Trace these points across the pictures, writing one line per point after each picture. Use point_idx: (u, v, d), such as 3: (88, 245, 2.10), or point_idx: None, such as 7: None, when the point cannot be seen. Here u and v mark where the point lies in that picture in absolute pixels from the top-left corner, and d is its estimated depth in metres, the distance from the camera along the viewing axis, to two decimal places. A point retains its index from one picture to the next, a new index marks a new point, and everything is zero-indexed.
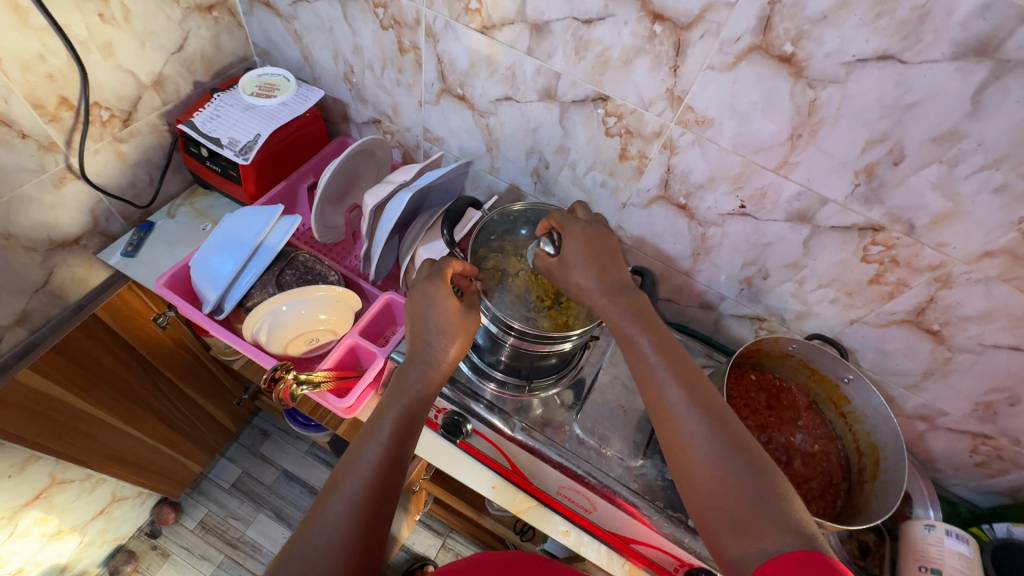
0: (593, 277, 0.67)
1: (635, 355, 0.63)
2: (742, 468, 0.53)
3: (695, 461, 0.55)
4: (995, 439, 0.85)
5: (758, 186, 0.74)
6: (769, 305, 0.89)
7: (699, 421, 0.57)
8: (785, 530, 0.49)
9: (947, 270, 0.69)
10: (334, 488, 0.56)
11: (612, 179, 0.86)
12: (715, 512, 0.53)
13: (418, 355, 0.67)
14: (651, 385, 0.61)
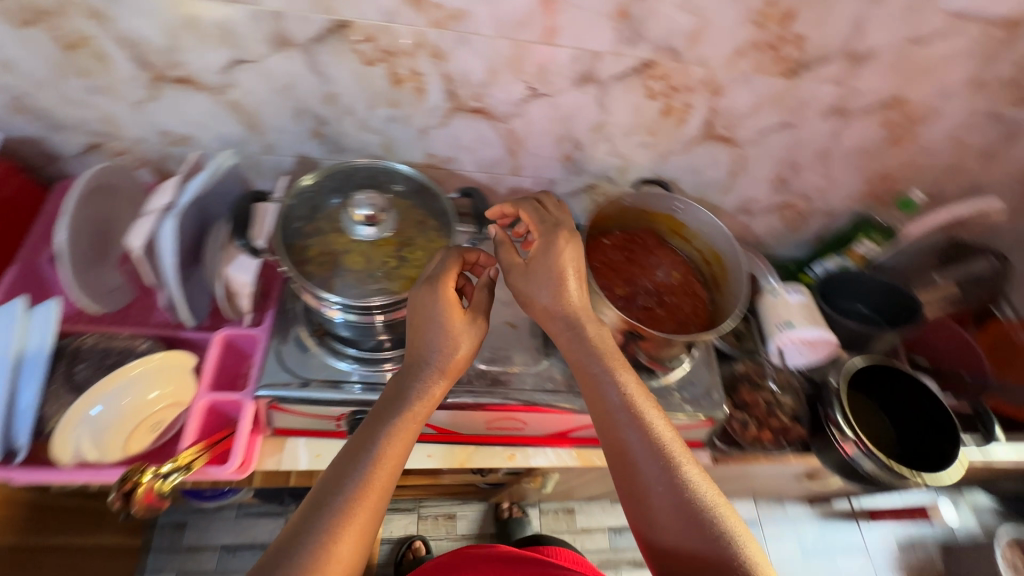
0: (558, 293, 0.69)
1: (596, 395, 0.67)
2: (689, 521, 0.58)
3: (650, 501, 0.60)
4: (793, 202, 1.02)
5: (537, 62, 0.72)
6: (594, 172, 0.92)
7: (653, 455, 0.61)
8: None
9: (715, 80, 0.75)
10: (317, 507, 0.56)
11: (398, 110, 0.78)
12: (673, 559, 0.58)
13: (414, 371, 0.67)
14: (611, 427, 0.65)
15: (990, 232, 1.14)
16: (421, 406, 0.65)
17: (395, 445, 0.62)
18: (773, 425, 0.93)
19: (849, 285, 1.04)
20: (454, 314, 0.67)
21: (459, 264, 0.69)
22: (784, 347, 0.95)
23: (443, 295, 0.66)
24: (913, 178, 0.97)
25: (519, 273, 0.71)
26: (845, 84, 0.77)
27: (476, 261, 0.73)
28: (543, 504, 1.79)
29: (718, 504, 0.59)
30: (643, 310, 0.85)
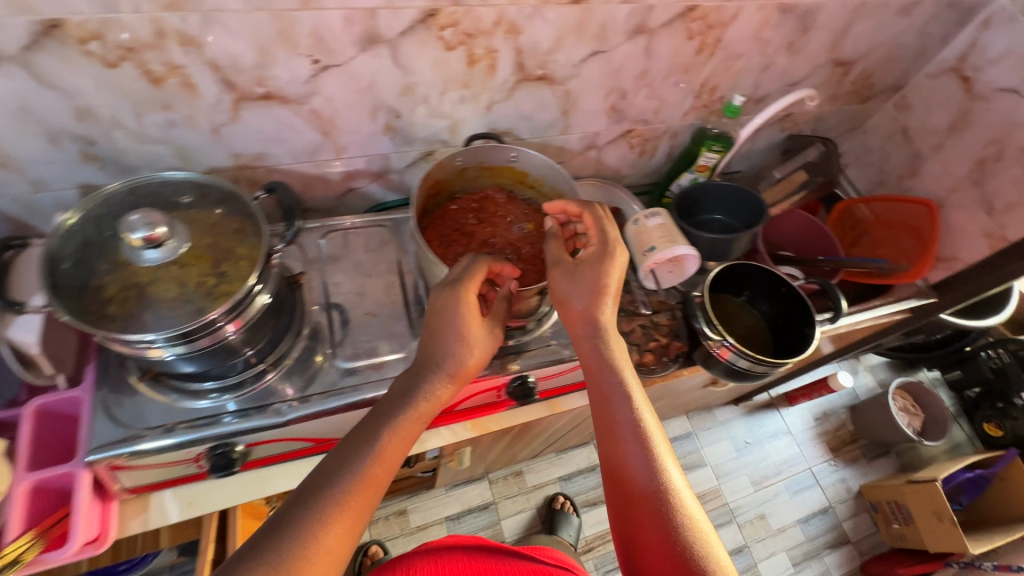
0: (597, 308, 0.71)
1: (604, 399, 0.68)
2: (661, 511, 0.59)
3: (639, 506, 0.60)
4: (634, 128, 1.03)
5: (309, 32, 0.65)
6: (424, 138, 0.88)
7: (633, 435, 0.64)
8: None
9: (508, 19, 0.72)
10: (309, 496, 0.54)
11: (174, 112, 0.69)
12: (640, 544, 0.59)
13: (423, 371, 0.67)
14: (613, 432, 0.66)
15: (818, 120, 1.22)
16: (426, 407, 0.65)
17: (393, 452, 0.61)
18: (654, 346, 0.97)
19: (703, 199, 1.09)
20: (471, 318, 0.69)
21: (484, 271, 0.72)
22: (654, 270, 0.97)
23: (464, 302, 0.68)
24: (734, 83, 1.00)
25: (559, 274, 0.75)
26: (637, 1, 0.76)
27: (500, 271, 0.74)
28: (492, 474, 1.81)
29: (686, 502, 0.60)
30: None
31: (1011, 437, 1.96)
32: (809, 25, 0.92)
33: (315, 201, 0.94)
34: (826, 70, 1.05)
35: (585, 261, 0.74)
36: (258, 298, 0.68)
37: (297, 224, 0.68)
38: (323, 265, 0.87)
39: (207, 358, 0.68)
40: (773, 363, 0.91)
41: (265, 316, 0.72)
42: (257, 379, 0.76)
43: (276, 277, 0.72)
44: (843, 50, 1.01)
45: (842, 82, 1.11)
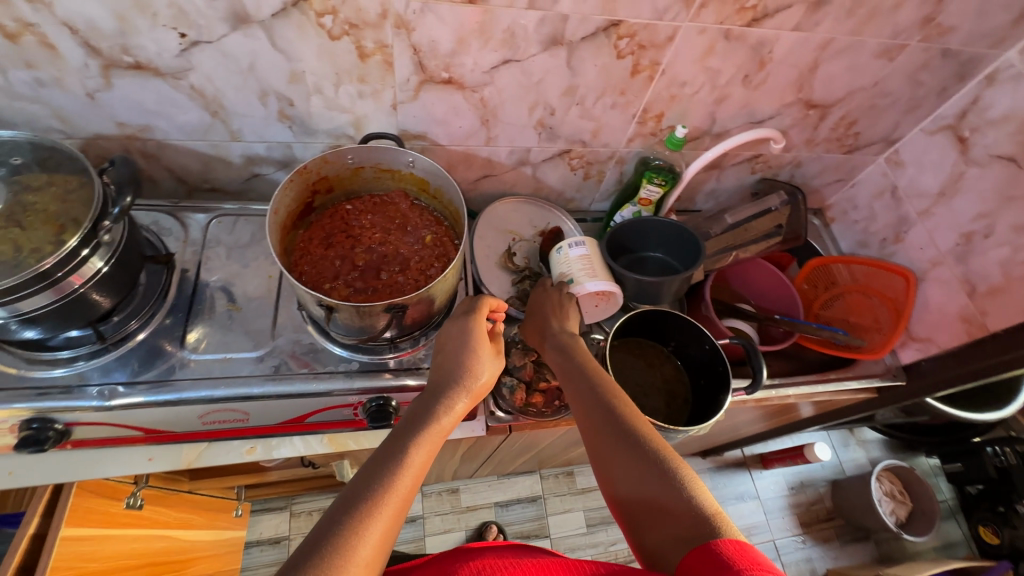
0: (553, 325, 0.82)
1: (571, 375, 0.72)
2: (644, 459, 0.57)
3: (609, 451, 0.60)
4: (572, 148, 0.95)
5: (168, 2, 0.62)
6: (326, 130, 0.83)
7: (597, 406, 0.65)
8: (685, 517, 0.51)
9: (394, 12, 0.67)
10: (347, 508, 0.51)
11: (39, 72, 0.67)
12: (629, 507, 0.56)
13: (442, 390, 0.67)
14: (580, 398, 0.68)
15: (796, 166, 1.10)
16: (446, 423, 0.64)
17: (422, 454, 0.59)
18: (546, 388, 0.88)
19: (641, 233, 1.00)
20: (483, 341, 0.72)
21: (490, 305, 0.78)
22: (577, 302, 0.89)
23: (474, 324, 0.73)
24: (682, 113, 0.91)
25: (531, 314, 0.87)
26: (545, 8, 0.69)
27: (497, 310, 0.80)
28: (426, 487, 1.75)
29: (663, 443, 0.59)
30: (381, 275, 0.78)
31: (1007, 549, 1.74)
32: (765, 58, 0.82)
33: (219, 182, 0.90)
34: (796, 111, 0.94)
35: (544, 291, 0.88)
36: (88, 264, 0.66)
37: (125, 200, 0.65)
38: (203, 249, 0.86)
39: (35, 325, 0.67)
40: (672, 429, 0.82)
41: (104, 286, 0.70)
42: (94, 356, 0.74)
43: (119, 247, 0.70)
44: (814, 91, 0.90)
45: (818, 127, 0.99)
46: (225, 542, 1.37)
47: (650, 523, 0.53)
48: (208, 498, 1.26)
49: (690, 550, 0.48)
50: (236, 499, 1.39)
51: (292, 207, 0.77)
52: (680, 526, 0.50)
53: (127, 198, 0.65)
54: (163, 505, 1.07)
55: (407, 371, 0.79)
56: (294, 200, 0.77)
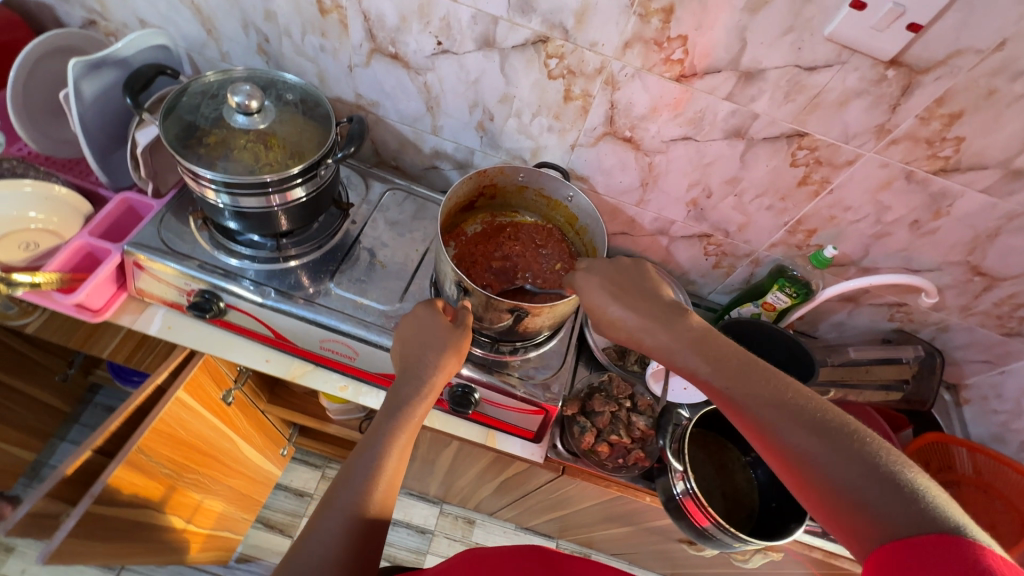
0: (665, 317, 0.64)
1: (701, 378, 0.60)
2: (850, 458, 0.48)
3: (802, 466, 0.50)
4: (714, 235, 0.99)
5: (442, 16, 0.77)
6: (508, 148, 0.95)
7: (759, 399, 0.54)
8: (913, 517, 0.43)
9: (609, 70, 0.77)
10: (331, 501, 0.60)
11: (327, 41, 0.86)
12: (840, 516, 0.47)
13: (410, 371, 0.70)
14: (729, 405, 0.56)
15: (941, 329, 1.03)
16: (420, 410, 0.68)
17: (398, 441, 0.65)
18: (614, 442, 0.90)
19: (755, 334, 0.99)
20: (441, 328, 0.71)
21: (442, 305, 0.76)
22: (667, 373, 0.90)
23: (433, 317, 0.72)
24: (835, 236, 0.91)
25: (589, 298, 0.69)
26: (740, 103, 0.76)
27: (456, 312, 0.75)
28: (446, 506, 1.74)
29: (872, 438, 0.49)
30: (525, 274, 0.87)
31: None
32: (942, 210, 0.81)
33: (403, 163, 1.05)
34: (959, 272, 0.91)
35: (613, 265, 0.70)
36: (297, 189, 0.80)
37: (348, 150, 0.79)
38: (373, 210, 0.99)
39: (240, 218, 0.81)
40: (733, 534, 0.80)
41: (298, 210, 0.84)
42: (266, 262, 0.88)
43: (322, 184, 0.84)
44: (986, 259, 0.87)
45: (979, 297, 0.94)
46: (267, 476, 1.44)
47: (859, 526, 0.45)
48: (273, 426, 1.37)
49: (907, 557, 0.41)
50: (287, 439, 1.48)
51: (460, 197, 0.88)
52: (897, 531, 0.43)
53: (350, 149, 0.79)
54: (250, 416, 1.22)
55: (497, 371, 0.84)
56: (463, 193, 0.88)
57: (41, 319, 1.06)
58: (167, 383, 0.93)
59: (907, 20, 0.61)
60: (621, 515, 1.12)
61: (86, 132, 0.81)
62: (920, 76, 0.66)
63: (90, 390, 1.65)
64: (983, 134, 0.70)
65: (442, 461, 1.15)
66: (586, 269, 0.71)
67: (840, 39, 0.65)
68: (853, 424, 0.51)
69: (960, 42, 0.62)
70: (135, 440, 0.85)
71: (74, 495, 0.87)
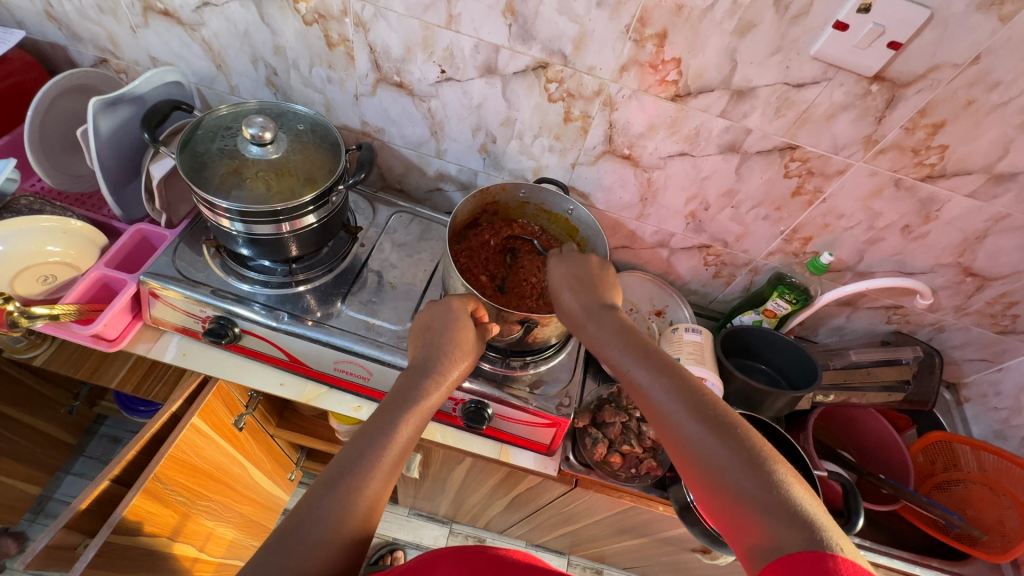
0: (602, 308, 0.68)
1: (621, 373, 0.63)
2: (744, 465, 0.53)
3: (696, 462, 0.55)
4: (713, 246, 1.02)
5: (445, 46, 0.81)
6: (511, 169, 0.98)
7: (667, 397, 0.58)
8: (791, 528, 0.48)
9: (607, 93, 0.80)
10: (333, 485, 0.56)
11: (334, 72, 0.89)
12: (721, 509, 0.53)
13: (427, 364, 0.68)
14: (643, 397, 0.60)
15: (938, 330, 1.06)
16: (429, 404, 0.66)
17: (409, 427, 0.63)
18: (626, 452, 0.92)
19: (756, 341, 1.01)
20: (463, 329, 0.72)
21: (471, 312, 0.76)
22: None
23: (457, 315, 0.73)
24: (831, 243, 0.94)
25: (555, 285, 0.74)
26: (734, 119, 0.79)
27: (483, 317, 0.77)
28: (456, 525, 1.73)
29: (765, 446, 0.54)
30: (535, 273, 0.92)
31: None
32: (932, 215, 0.84)
33: (408, 186, 1.08)
34: (952, 274, 0.93)
35: (583, 262, 0.75)
36: (307, 216, 0.82)
37: (359, 177, 0.81)
38: (380, 233, 1.02)
39: (254, 244, 0.83)
40: None
41: (309, 235, 0.86)
42: (277, 286, 0.90)
43: (332, 209, 0.86)
44: (976, 260, 0.90)
45: (972, 297, 0.97)
46: (275, 502, 1.43)
47: (739, 526, 0.51)
48: (282, 451, 1.37)
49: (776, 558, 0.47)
50: (295, 463, 1.47)
51: (464, 216, 0.91)
52: (771, 537, 0.48)
53: (361, 176, 0.82)
54: (260, 442, 1.22)
55: (507, 386, 0.86)
56: (468, 207, 0.91)
57: (49, 353, 1.06)
58: (180, 411, 0.95)
59: (888, 39, 0.64)
60: (634, 526, 1.12)
61: (103, 167, 0.84)
62: (903, 90, 0.70)
63: (95, 421, 1.64)
64: (966, 142, 0.73)
65: (454, 478, 1.16)
66: (560, 259, 0.76)
67: (826, 57, 0.68)
68: (750, 430, 0.56)
69: (938, 58, 0.66)
70: (152, 467, 0.86)
71: (93, 525, 0.87)
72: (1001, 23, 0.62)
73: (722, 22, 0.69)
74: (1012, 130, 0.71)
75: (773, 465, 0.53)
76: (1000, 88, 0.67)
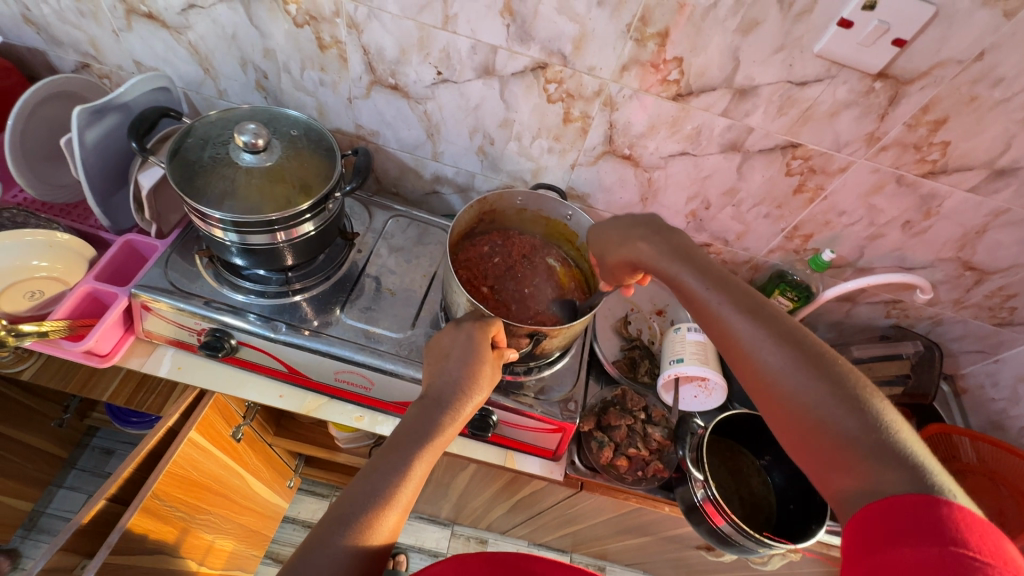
0: (665, 243, 0.68)
1: (700, 307, 0.62)
2: (839, 402, 0.50)
3: (783, 396, 0.53)
4: (714, 245, 1.01)
5: (441, 47, 0.79)
6: (509, 170, 0.96)
7: (752, 325, 0.57)
8: (892, 468, 0.46)
9: (607, 93, 0.79)
10: (345, 520, 0.55)
11: (326, 75, 0.87)
12: (808, 444, 0.51)
13: (439, 398, 0.67)
14: (722, 329, 0.59)
15: (936, 323, 1.07)
16: (441, 439, 0.65)
17: (425, 462, 0.62)
18: (632, 455, 0.91)
19: None
20: (480, 355, 0.70)
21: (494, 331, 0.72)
22: (675, 380, 0.91)
23: (476, 338, 0.70)
24: (832, 240, 0.94)
25: (602, 241, 0.74)
26: (735, 118, 0.78)
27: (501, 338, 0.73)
28: (458, 527, 1.72)
29: (866, 385, 0.52)
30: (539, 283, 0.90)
31: None
32: (932, 210, 0.84)
33: (404, 189, 1.06)
34: (951, 268, 0.94)
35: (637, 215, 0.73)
36: (303, 225, 0.80)
37: (355, 184, 0.79)
38: (377, 238, 1.00)
39: (249, 254, 0.81)
40: (762, 539, 0.81)
41: (305, 243, 0.84)
42: (273, 296, 0.88)
43: (328, 216, 0.84)
44: (975, 254, 0.90)
45: (970, 290, 0.97)
46: (275, 510, 1.41)
47: (832, 465, 0.49)
48: (280, 460, 1.35)
49: (879, 501, 0.44)
50: (293, 471, 1.45)
51: (461, 227, 0.89)
52: (873, 478, 0.46)
53: (356, 183, 0.80)
54: (259, 452, 1.20)
55: (513, 393, 0.85)
56: (465, 218, 0.88)
57: (37, 365, 1.02)
58: (178, 425, 0.93)
59: (892, 36, 0.64)
60: (638, 526, 1.12)
61: (88, 177, 0.81)
62: (906, 87, 0.70)
63: (86, 432, 1.61)
64: (967, 138, 0.73)
65: (457, 483, 1.15)
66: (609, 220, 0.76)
67: (829, 55, 0.68)
68: (847, 367, 0.53)
69: (941, 54, 0.66)
70: (149, 485, 0.84)
71: (89, 547, 0.84)
72: (1005, 19, 0.61)
73: (725, 19, 0.68)
74: (1014, 126, 0.71)
75: (874, 403, 0.51)
76: (1003, 84, 0.67)
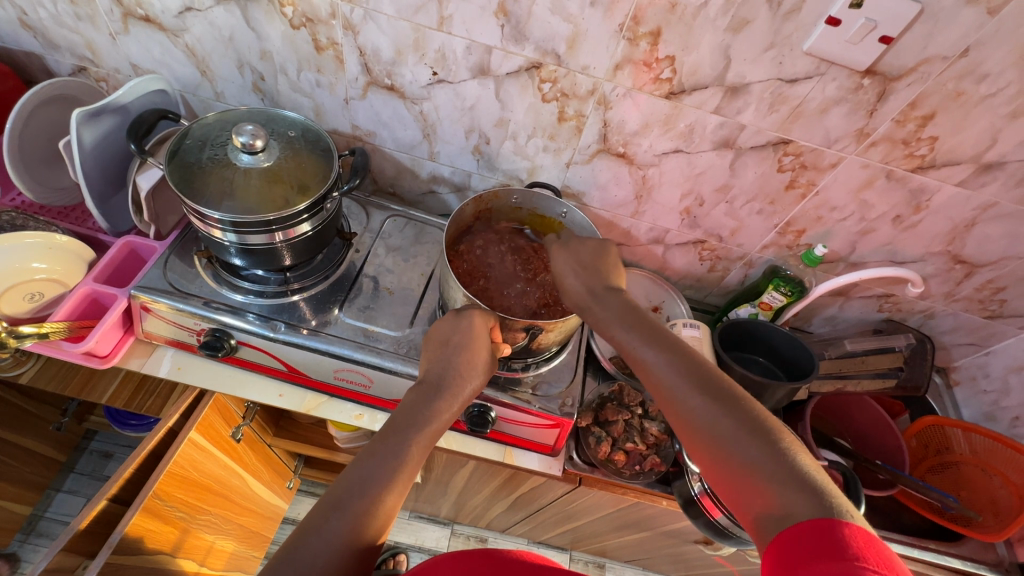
0: (602, 283, 0.73)
1: (628, 353, 0.67)
2: (748, 438, 0.54)
3: (700, 435, 0.57)
4: (709, 242, 1.02)
5: (436, 48, 0.80)
6: (505, 169, 0.97)
7: (671, 368, 0.62)
8: (799, 493, 0.49)
9: (601, 91, 0.80)
10: (341, 505, 0.56)
11: (323, 76, 0.88)
12: (727, 480, 0.55)
13: (436, 386, 0.69)
14: (646, 373, 0.64)
15: (928, 317, 1.08)
16: (437, 426, 0.66)
17: (420, 448, 0.63)
18: (629, 450, 0.92)
19: (753, 334, 1.02)
20: (473, 348, 0.71)
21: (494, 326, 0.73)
22: None
23: (477, 325, 0.72)
24: (824, 235, 0.95)
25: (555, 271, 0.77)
26: (727, 115, 0.79)
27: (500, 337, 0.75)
28: (457, 526, 1.73)
29: (772, 419, 0.56)
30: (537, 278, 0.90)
31: None
32: (922, 204, 0.86)
33: (401, 189, 1.07)
34: (941, 261, 0.95)
35: (585, 246, 0.77)
36: (301, 224, 0.81)
37: (353, 182, 0.80)
38: (375, 237, 1.01)
39: (247, 254, 0.82)
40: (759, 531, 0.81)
41: (303, 243, 0.85)
42: (272, 296, 0.88)
43: (326, 216, 0.85)
44: (965, 247, 0.91)
45: (961, 283, 0.99)
46: (275, 511, 1.41)
47: (745, 493, 0.52)
48: (280, 461, 1.35)
49: (787, 529, 0.48)
50: (292, 472, 1.45)
51: (457, 226, 0.91)
52: (780, 503, 0.49)
53: (354, 181, 0.80)
54: (258, 453, 1.20)
55: (511, 389, 0.85)
56: (460, 216, 0.90)
57: (36, 368, 1.03)
58: (178, 426, 0.94)
59: (880, 33, 0.65)
60: (636, 521, 1.13)
61: (87, 180, 0.82)
62: (893, 83, 0.71)
63: (84, 436, 1.61)
64: (955, 133, 0.75)
65: (456, 481, 1.15)
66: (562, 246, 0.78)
67: (819, 52, 0.69)
68: (754, 404, 0.58)
69: (928, 51, 0.67)
70: (150, 483, 0.84)
71: (91, 547, 0.85)
72: (989, 16, 0.63)
73: (715, 18, 0.69)
74: (1000, 120, 0.72)
75: (780, 436, 0.55)
76: (989, 79, 0.68)
